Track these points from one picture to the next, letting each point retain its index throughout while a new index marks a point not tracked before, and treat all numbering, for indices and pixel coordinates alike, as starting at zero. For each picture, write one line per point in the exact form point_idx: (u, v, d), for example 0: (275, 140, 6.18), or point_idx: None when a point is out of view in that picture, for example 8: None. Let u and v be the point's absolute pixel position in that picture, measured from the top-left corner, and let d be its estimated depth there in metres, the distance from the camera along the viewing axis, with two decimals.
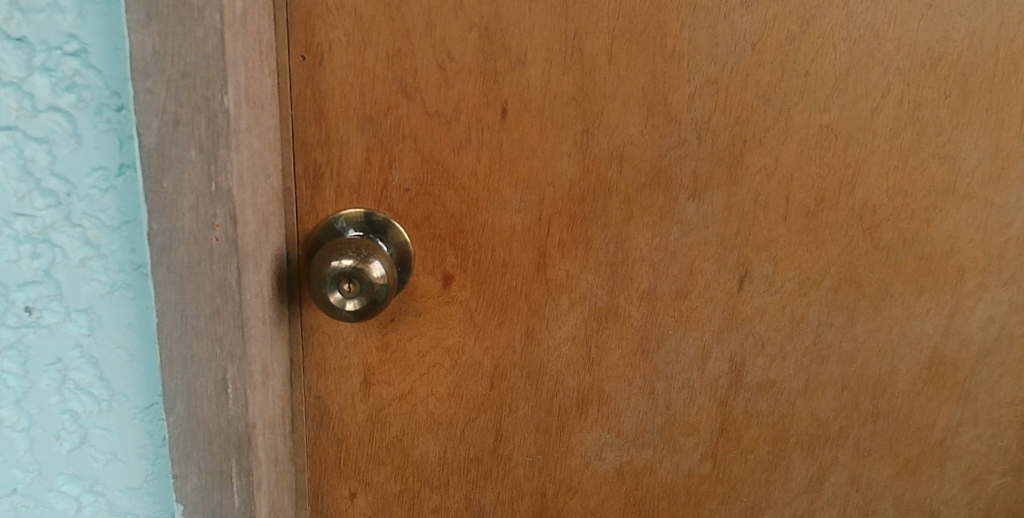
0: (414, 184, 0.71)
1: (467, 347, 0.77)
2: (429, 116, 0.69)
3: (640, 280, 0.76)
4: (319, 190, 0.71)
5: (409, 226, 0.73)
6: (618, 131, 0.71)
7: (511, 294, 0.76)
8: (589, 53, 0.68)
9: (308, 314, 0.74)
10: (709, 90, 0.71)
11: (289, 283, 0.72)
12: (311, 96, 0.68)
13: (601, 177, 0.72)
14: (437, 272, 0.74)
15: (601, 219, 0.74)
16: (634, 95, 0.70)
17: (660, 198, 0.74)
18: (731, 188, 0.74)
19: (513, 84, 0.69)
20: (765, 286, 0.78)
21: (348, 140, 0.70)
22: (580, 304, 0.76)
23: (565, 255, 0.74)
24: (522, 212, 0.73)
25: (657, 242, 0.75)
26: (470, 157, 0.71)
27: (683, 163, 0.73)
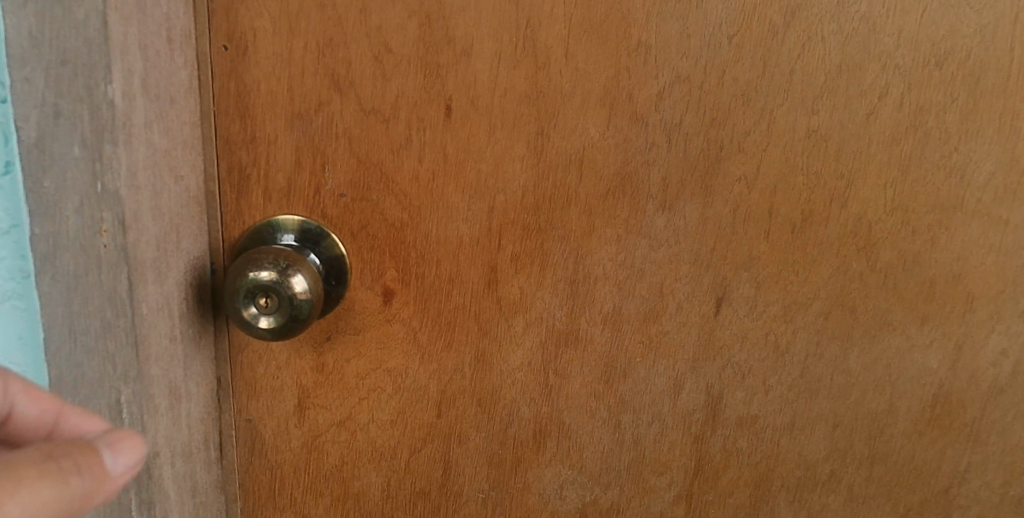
0: (349, 189, 0.64)
1: (411, 371, 0.70)
2: (365, 114, 0.62)
3: (604, 301, 0.68)
4: (246, 194, 0.64)
5: (345, 236, 0.65)
6: (577, 132, 0.63)
7: (459, 313, 0.68)
8: (543, 45, 0.61)
9: (235, 330, 0.67)
10: (680, 88, 0.63)
11: (212, 293, 0.65)
12: (235, 90, 0.61)
13: (558, 183, 0.65)
14: (377, 287, 0.67)
15: (560, 231, 0.66)
16: (595, 92, 0.62)
17: (626, 208, 0.66)
18: (707, 200, 0.66)
19: (458, 78, 0.61)
20: (746, 311, 0.70)
21: (276, 139, 0.63)
22: (537, 326, 0.69)
23: (519, 271, 0.67)
24: (470, 221, 0.65)
25: (623, 258, 0.67)
26: (410, 160, 0.63)
27: (652, 170, 0.65)
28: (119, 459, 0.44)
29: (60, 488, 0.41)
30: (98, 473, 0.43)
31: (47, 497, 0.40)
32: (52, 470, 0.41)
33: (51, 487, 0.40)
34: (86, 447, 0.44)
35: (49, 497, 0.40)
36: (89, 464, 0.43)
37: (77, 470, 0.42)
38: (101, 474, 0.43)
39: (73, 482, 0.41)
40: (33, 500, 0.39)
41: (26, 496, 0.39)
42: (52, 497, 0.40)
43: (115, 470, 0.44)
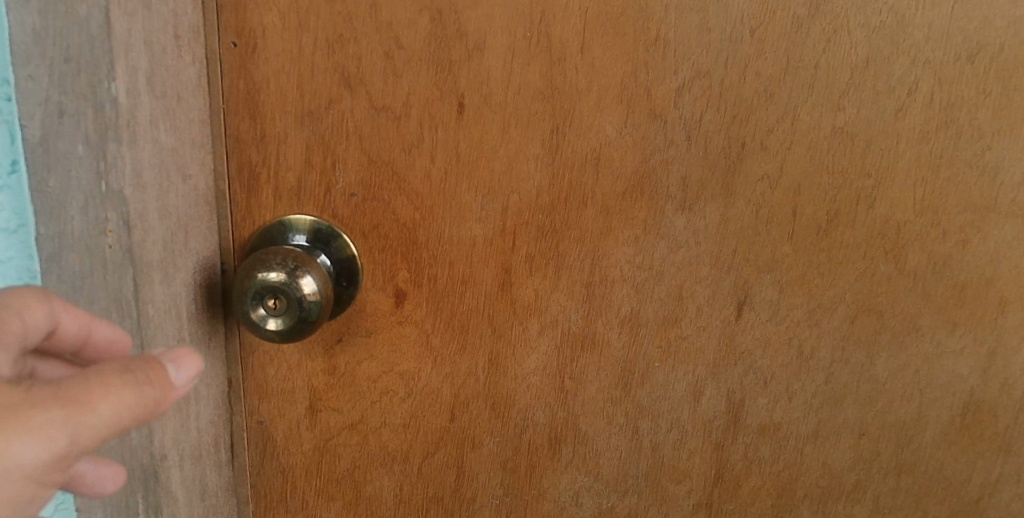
0: (360, 188, 0.63)
1: (424, 374, 0.68)
2: (375, 111, 0.61)
3: (621, 304, 0.66)
4: (255, 194, 0.63)
5: (356, 236, 0.64)
6: (593, 130, 0.62)
7: (473, 316, 0.66)
8: (558, 40, 0.59)
9: (246, 331, 0.66)
10: (700, 84, 0.61)
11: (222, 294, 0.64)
12: (244, 88, 0.60)
13: (573, 183, 0.63)
14: (388, 288, 0.66)
15: (576, 231, 0.64)
16: (612, 88, 0.61)
17: (645, 208, 0.64)
18: (728, 200, 0.64)
19: (471, 74, 0.60)
20: (768, 315, 0.67)
21: (286, 138, 0.61)
22: (552, 329, 0.67)
23: (533, 272, 0.65)
24: (483, 222, 0.64)
25: (641, 259, 0.65)
26: (422, 158, 0.62)
27: (671, 169, 0.63)
28: (181, 371, 0.45)
29: (134, 399, 0.42)
30: (164, 383, 0.44)
31: (123, 408, 0.41)
32: (123, 381, 0.42)
33: (126, 398, 0.42)
34: (152, 359, 0.44)
35: (124, 407, 0.42)
36: (156, 375, 0.43)
37: (148, 380, 0.43)
38: (167, 385, 0.44)
39: (147, 393, 0.43)
40: (109, 411, 0.41)
41: (102, 408, 0.41)
42: (128, 408, 0.42)
43: (180, 381, 0.45)
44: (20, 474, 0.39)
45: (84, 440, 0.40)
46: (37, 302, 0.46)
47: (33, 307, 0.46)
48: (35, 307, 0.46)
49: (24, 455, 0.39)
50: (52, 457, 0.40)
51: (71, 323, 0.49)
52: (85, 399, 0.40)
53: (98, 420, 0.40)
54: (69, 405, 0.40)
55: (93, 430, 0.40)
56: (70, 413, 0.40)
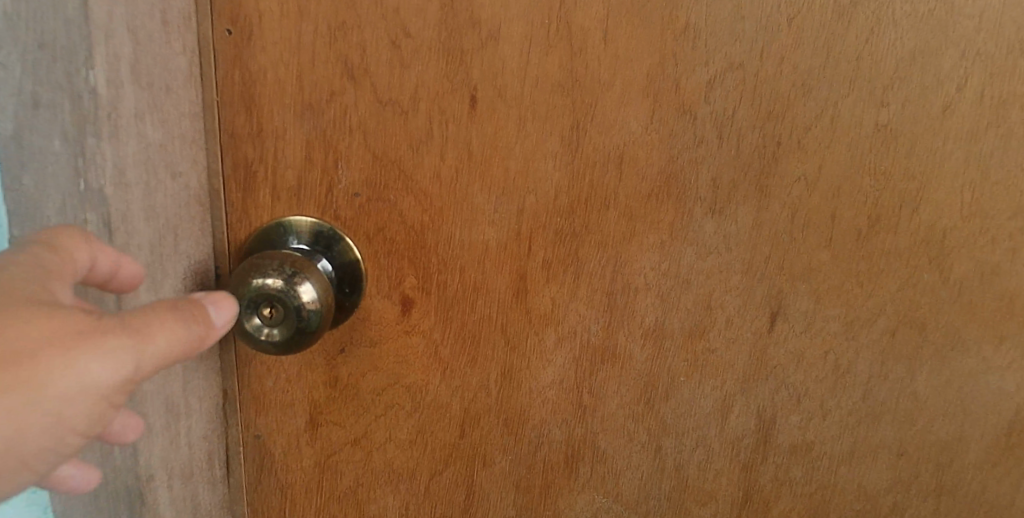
0: (365, 187, 0.58)
1: (432, 387, 0.64)
2: (381, 105, 0.56)
3: (644, 314, 0.61)
4: (252, 193, 0.59)
5: (360, 239, 0.60)
6: (616, 126, 0.57)
7: (485, 325, 0.62)
8: (578, 29, 0.54)
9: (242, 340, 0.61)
10: (733, 77, 0.56)
11: None
12: (239, 79, 0.56)
13: (594, 183, 0.58)
14: (394, 295, 0.61)
15: (597, 236, 0.59)
16: (636, 81, 0.56)
17: (671, 211, 0.59)
18: (762, 203, 0.59)
19: (484, 65, 0.55)
20: (803, 328, 0.63)
21: (284, 133, 0.57)
22: (570, 340, 0.62)
23: (550, 279, 0.60)
24: (497, 225, 0.59)
25: (666, 266, 0.60)
26: (431, 156, 0.57)
27: (701, 168, 0.58)
28: (221, 313, 0.48)
29: (186, 334, 0.44)
30: (208, 321, 0.46)
31: (178, 342, 0.43)
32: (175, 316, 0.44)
33: (181, 332, 0.44)
34: (193, 300, 0.47)
35: (179, 340, 0.43)
36: (201, 313, 0.46)
37: (196, 318, 0.45)
38: (210, 323, 0.46)
39: (196, 329, 0.45)
40: (168, 343, 0.43)
41: (160, 340, 0.42)
42: (181, 342, 0.44)
43: (220, 321, 0.47)
44: (85, 399, 0.41)
45: (144, 369, 0.42)
46: (76, 238, 0.44)
47: (75, 242, 0.44)
48: (75, 241, 0.44)
49: (92, 379, 0.40)
50: (116, 384, 0.41)
51: (106, 259, 0.45)
52: (146, 330, 0.42)
53: (158, 351, 0.42)
54: (132, 335, 0.41)
55: (154, 360, 0.42)
56: (134, 343, 0.41)
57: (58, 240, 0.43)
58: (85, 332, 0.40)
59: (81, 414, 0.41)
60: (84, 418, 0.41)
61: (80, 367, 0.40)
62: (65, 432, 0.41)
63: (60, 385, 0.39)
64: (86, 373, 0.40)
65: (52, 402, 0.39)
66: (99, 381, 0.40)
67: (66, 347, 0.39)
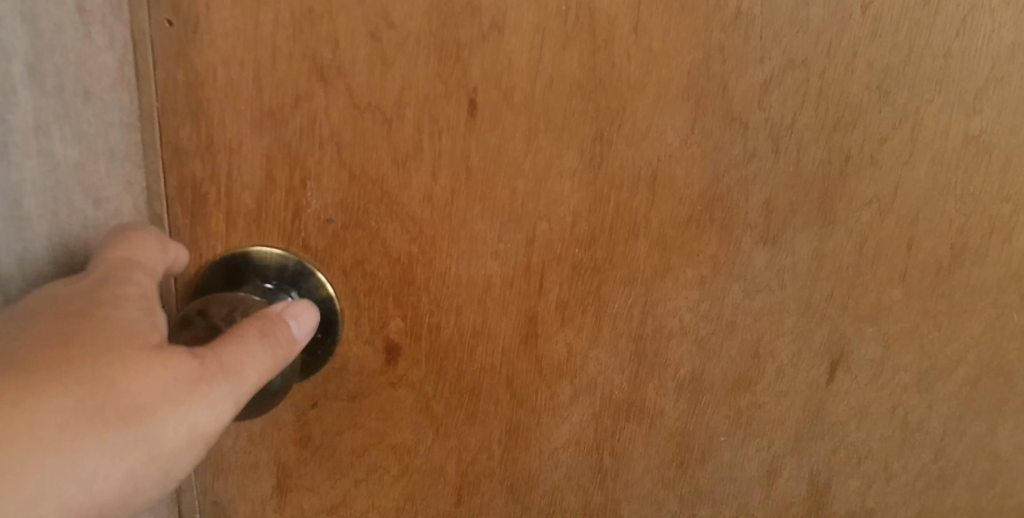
0: (340, 212, 0.47)
1: (423, 447, 0.53)
2: (359, 111, 0.45)
3: (679, 364, 0.51)
4: (202, 220, 0.47)
5: (335, 274, 0.49)
6: (648, 138, 0.46)
7: (486, 376, 0.51)
8: (605, 17, 0.44)
9: None
10: (793, 76, 0.45)
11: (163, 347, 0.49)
12: (183, 80, 0.44)
13: (620, 206, 0.47)
14: (377, 341, 0.50)
15: (623, 270, 0.49)
16: (675, 82, 0.45)
17: (715, 240, 0.48)
18: (824, 232, 0.49)
19: (487, 62, 0.44)
20: (867, 379, 0.52)
21: (240, 146, 0.46)
22: (589, 394, 0.52)
23: (566, 323, 0.50)
24: (501, 257, 0.48)
25: (706, 306, 0.50)
26: (422, 174, 0.47)
27: (752, 189, 0.47)
28: (303, 322, 0.43)
29: (278, 363, 0.41)
30: (290, 340, 0.42)
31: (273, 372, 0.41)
32: (262, 344, 0.40)
33: (273, 362, 0.41)
34: (272, 315, 0.42)
35: (273, 371, 0.41)
36: (284, 333, 0.42)
37: (282, 339, 0.42)
38: (291, 343, 0.42)
39: (286, 354, 0.42)
40: (265, 375, 0.40)
41: (252, 374, 0.39)
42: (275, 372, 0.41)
43: (302, 334, 0.43)
44: (195, 445, 0.38)
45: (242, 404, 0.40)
46: (150, 246, 0.42)
47: (146, 249, 0.42)
48: (149, 248, 0.42)
49: (200, 425, 0.38)
50: (220, 424, 0.39)
51: (170, 255, 0.44)
52: (243, 367, 0.39)
53: (253, 385, 0.39)
54: (231, 375, 0.39)
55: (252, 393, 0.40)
56: (231, 381, 0.39)
57: (130, 253, 0.41)
58: (190, 377, 0.37)
59: (190, 460, 0.38)
60: (192, 464, 0.39)
61: (189, 414, 0.37)
62: (173, 481, 0.38)
63: (173, 434, 0.37)
64: (194, 420, 0.37)
65: (166, 454, 0.37)
66: (206, 424, 0.38)
67: (175, 395, 0.37)
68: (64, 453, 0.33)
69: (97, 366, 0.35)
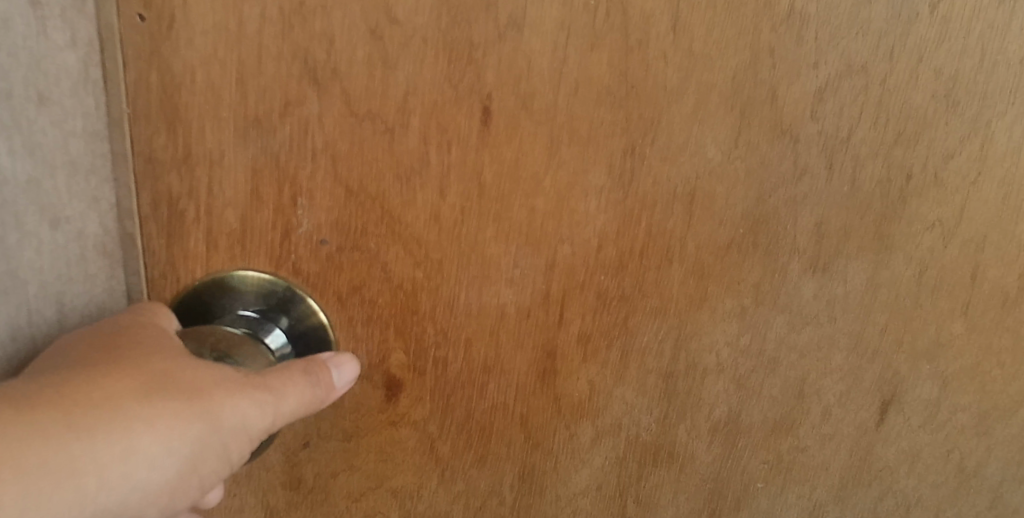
0: (334, 232, 0.42)
1: (427, 493, 0.48)
2: (357, 120, 0.40)
3: (714, 404, 0.46)
4: (180, 240, 0.42)
5: (330, 302, 0.43)
6: (685, 153, 0.41)
7: (498, 416, 0.46)
8: (639, 14, 0.38)
9: None
10: (851, 83, 0.40)
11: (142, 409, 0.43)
12: (157, 83, 0.39)
13: (652, 229, 0.42)
14: (377, 376, 0.45)
15: (654, 301, 0.43)
16: (717, 88, 0.40)
17: (757, 268, 0.43)
18: (880, 259, 0.43)
19: (503, 65, 0.39)
20: (921, 421, 0.47)
21: (221, 158, 0.40)
22: (613, 436, 0.46)
23: (588, 358, 0.44)
24: (517, 284, 0.43)
25: (746, 341, 0.44)
26: (428, 191, 0.41)
27: (800, 211, 0.42)
28: (345, 372, 0.42)
29: (324, 392, 0.40)
30: (328, 384, 0.41)
31: (318, 400, 0.40)
32: (307, 374, 0.39)
33: (320, 391, 0.40)
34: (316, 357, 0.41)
35: (314, 405, 0.40)
36: (327, 373, 0.41)
37: (325, 381, 0.40)
38: (331, 385, 0.41)
39: (330, 384, 0.41)
40: (310, 399, 0.40)
41: (294, 399, 0.39)
42: (319, 401, 0.40)
43: (343, 382, 0.42)
44: (244, 442, 0.38)
45: (286, 422, 0.39)
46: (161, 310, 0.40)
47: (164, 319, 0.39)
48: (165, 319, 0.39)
49: (250, 427, 0.37)
50: (265, 431, 0.38)
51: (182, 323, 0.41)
52: (288, 388, 0.39)
53: (293, 408, 0.39)
54: (276, 393, 0.38)
55: (295, 414, 0.39)
56: (275, 398, 0.38)
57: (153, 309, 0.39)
58: (241, 382, 0.37)
59: (236, 457, 0.38)
60: (238, 461, 0.38)
61: (243, 410, 0.37)
62: (221, 474, 0.38)
63: (229, 424, 0.36)
64: (246, 420, 0.37)
65: (217, 444, 0.36)
66: (258, 425, 0.38)
67: (231, 389, 0.37)
68: (129, 420, 0.33)
69: (158, 358, 0.36)
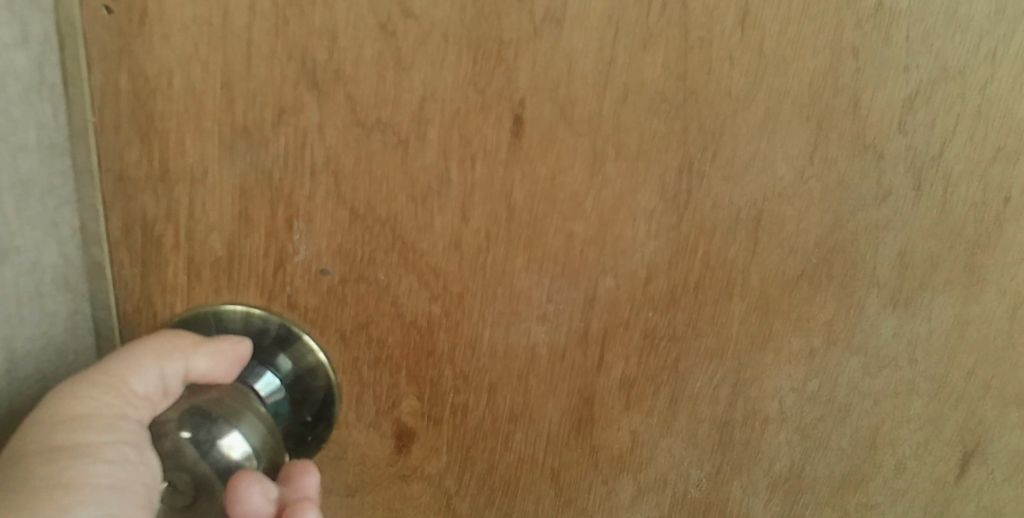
0: (336, 261, 0.36)
1: None
2: (365, 131, 0.33)
3: (774, 457, 0.40)
4: (157, 270, 0.36)
5: (331, 342, 0.37)
6: (751, 171, 0.35)
7: (525, 469, 0.40)
8: (701, 9, 0.32)
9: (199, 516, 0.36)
10: (948, 90, 0.34)
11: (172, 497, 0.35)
12: (127, 87, 0.33)
13: (710, 260, 0.36)
14: (385, 426, 0.39)
15: (709, 340, 0.37)
16: (791, 95, 0.34)
17: (829, 303, 0.37)
18: (970, 293, 0.37)
19: (540, 67, 0.33)
20: (1005, 474, 0.41)
21: (205, 175, 0.34)
22: (656, 492, 0.40)
23: (631, 405, 0.38)
24: (551, 321, 0.37)
25: (814, 386, 0.38)
26: (447, 214, 0.35)
27: (882, 239, 0.36)
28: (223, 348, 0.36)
29: (171, 349, 0.35)
30: (184, 347, 0.35)
31: (167, 357, 0.35)
32: (132, 343, 0.34)
33: (161, 351, 0.34)
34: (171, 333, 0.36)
35: (169, 362, 0.35)
36: (171, 334, 0.35)
37: (168, 341, 0.35)
38: (188, 346, 0.35)
39: (183, 344, 0.35)
40: (151, 358, 0.34)
41: (115, 367, 0.34)
42: (174, 360, 0.35)
43: (218, 342, 0.35)
44: (108, 434, 0.34)
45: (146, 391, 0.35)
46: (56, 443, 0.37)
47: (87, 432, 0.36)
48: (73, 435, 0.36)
49: (91, 418, 0.33)
50: (120, 411, 0.34)
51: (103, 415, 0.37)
52: (111, 364, 0.34)
53: (125, 375, 0.34)
54: (91, 377, 0.34)
55: (145, 380, 0.34)
56: (89, 383, 0.34)
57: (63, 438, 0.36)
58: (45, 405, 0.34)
59: (120, 451, 0.34)
60: (134, 456, 0.34)
61: (50, 413, 0.33)
62: (131, 475, 0.34)
63: (60, 438, 0.33)
64: (73, 417, 0.33)
65: (68, 460, 0.32)
66: (102, 411, 0.34)
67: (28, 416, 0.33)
68: None
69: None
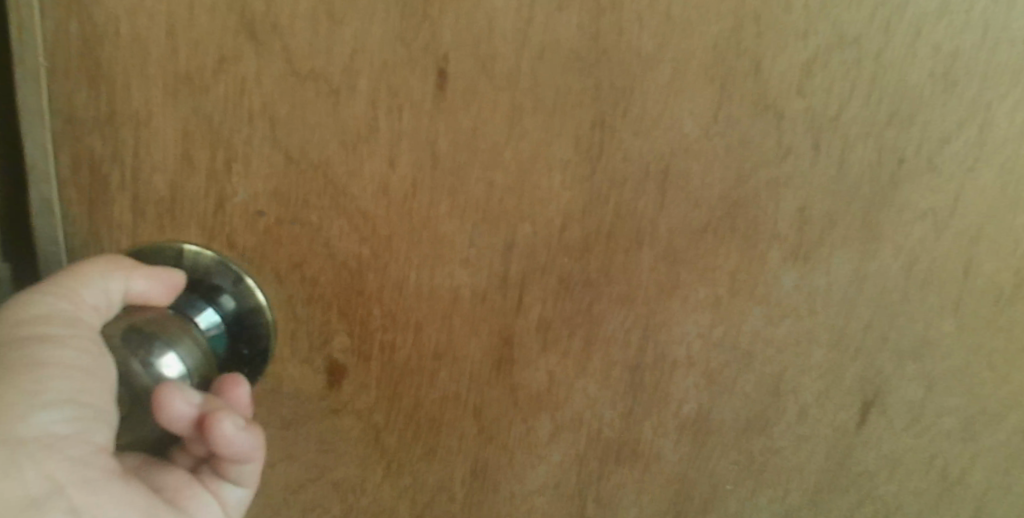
0: (271, 203, 0.38)
1: (371, 486, 0.44)
2: (298, 79, 0.36)
3: (683, 400, 0.42)
4: (104, 207, 0.38)
5: (267, 279, 0.40)
6: (659, 127, 0.37)
7: (449, 406, 0.42)
8: None
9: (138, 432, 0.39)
10: (843, 55, 0.36)
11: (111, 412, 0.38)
12: (77, 33, 0.35)
13: (620, 211, 0.38)
14: (317, 360, 0.41)
15: (620, 286, 0.40)
16: (697, 57, 0.36)
17: (732, 255, 0.40)
18: (868, 249, 0.40)
19: (462, 23, 0.35)
20: (903, 424, 0.44)
21: (149, 118, 0.37)
22: (573, 431, 0.43)
23: (548, 347, 0.41)
24: (473, 265, 0.39)
25: (719, 333, 0.41)
26: (375, 160, 0.37)
27: (782, 195, 0.38)
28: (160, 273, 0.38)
29: (113, 267, 0.37)
30: (124, 267, 0.37)
31: (109, 274, 0.36)
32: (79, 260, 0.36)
33: (102, 269, 0.36)
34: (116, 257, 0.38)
35: (112, 277, 0.36)
36: (113, 258, 0.37)
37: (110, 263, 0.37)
38: (127, 268, 0.37)
39: (121, 267, 0.37)
40: (95, 271, 0.36)
41: (65, 277, 0.36)
42: (116, 277, 0.37)
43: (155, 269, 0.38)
44: (67, 330, 0.35)
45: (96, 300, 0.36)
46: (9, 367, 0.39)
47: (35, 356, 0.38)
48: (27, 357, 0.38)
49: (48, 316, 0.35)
50: (75, 314, 0.36)
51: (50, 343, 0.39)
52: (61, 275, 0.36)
53: (74, 283, 0.36)
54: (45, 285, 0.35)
55: (93, 289, 0.36)
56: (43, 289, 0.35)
57: None
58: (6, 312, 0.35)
59: (81, 345, 0.35)
60: (93, 349, 0.36)
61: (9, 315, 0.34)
62: (94, 365, 0.35)
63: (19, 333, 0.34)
64: (30, 316, 0.35)
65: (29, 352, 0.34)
66: (58, 311, 0.35)
67: None
68: None
69: None
